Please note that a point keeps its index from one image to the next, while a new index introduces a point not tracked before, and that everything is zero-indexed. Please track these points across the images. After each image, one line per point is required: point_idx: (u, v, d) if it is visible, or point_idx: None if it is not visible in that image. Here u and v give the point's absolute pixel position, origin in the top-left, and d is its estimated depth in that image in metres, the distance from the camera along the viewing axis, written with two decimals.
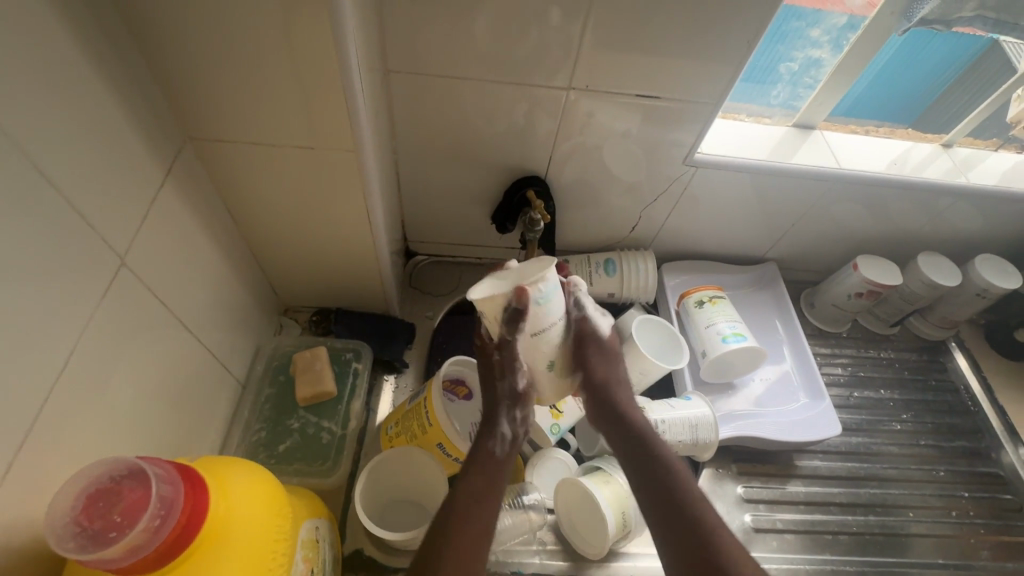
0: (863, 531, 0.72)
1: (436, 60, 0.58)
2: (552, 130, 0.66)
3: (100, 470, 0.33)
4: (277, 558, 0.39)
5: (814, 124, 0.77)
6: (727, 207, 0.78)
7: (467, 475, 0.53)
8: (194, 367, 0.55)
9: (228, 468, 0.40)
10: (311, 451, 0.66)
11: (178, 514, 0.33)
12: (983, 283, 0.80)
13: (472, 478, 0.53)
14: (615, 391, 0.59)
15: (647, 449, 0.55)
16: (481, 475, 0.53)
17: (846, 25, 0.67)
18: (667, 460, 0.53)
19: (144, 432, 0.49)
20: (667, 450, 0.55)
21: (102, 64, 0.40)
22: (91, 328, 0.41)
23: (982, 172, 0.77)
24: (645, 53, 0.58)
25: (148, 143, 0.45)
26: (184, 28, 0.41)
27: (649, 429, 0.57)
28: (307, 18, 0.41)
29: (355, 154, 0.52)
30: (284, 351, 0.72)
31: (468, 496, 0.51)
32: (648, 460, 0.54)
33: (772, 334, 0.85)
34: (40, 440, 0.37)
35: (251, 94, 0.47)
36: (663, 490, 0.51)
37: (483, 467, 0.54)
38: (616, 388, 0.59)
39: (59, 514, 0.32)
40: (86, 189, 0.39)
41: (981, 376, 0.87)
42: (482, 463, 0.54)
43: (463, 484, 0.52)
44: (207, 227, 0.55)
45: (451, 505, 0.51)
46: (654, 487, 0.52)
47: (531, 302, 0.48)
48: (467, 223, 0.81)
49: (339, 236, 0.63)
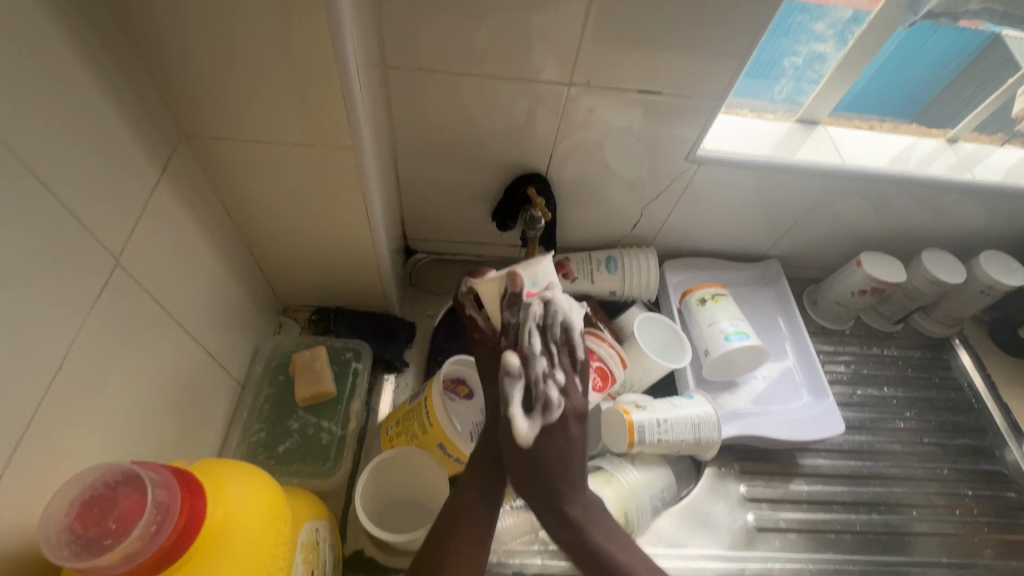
0: (866, 530, 0.72)
1: (434, 56, 0.57)
2: (553, 126, 0.66)
3: (94, 476, 0.32)
4: (277, 561, 0.38)
5: (818, 120, 0.76)
6: (730, 204, 0.77)
7: (471, 470, 0.55)
8: (192, 367, 0.55)
9: (226, 471, 0.39)
10: (311, 452, 0.65)
11: (174, 520, 0.33)
12: (987, 280, 0.79)
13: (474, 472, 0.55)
14: (554, 478, 0.54)
15: (593, 548, 0.53)
16: (486, 468, 0.56)
17: (850, 19, 0.67)
18: (613, 560, 0.53)
19: (142, 434, 0.48)
20: (613, 537, 0.54)
21: (94, 60, 0.39)
22: (86, 329, 0.40)
23: (987, 168, 0.76)
24: (647, 48, 0.57)
25: (143, 142, 0.45)
26: (179, 24, 0.41)
27: (592, 514, 0.55)
28: (303, 13, 0.40)
29: (353, 151, 0.52)
30: (284, 350, 0.72)
31: (467, 502, 0.54)
32: (596, 561, 0.53)
33: (774, 332, 0.85)
34: (35, 443, 0.37)
35: (247, 91, 0.46)
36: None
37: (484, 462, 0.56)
38: (552, 476, 0.54)
39: (53, 521, 0.31)
40: (80, 188, 0.39)
41: (985, 373, 0.86)
42: (484, 456, 0.56)
43: (459, 490, 0.54)
44: (204, 226, 0.55)
45: (451, 506, 0.53)
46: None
47: (525, 286, 0.56)
48: (467, 220, 0.80)
49: (338, 235, 0.63)
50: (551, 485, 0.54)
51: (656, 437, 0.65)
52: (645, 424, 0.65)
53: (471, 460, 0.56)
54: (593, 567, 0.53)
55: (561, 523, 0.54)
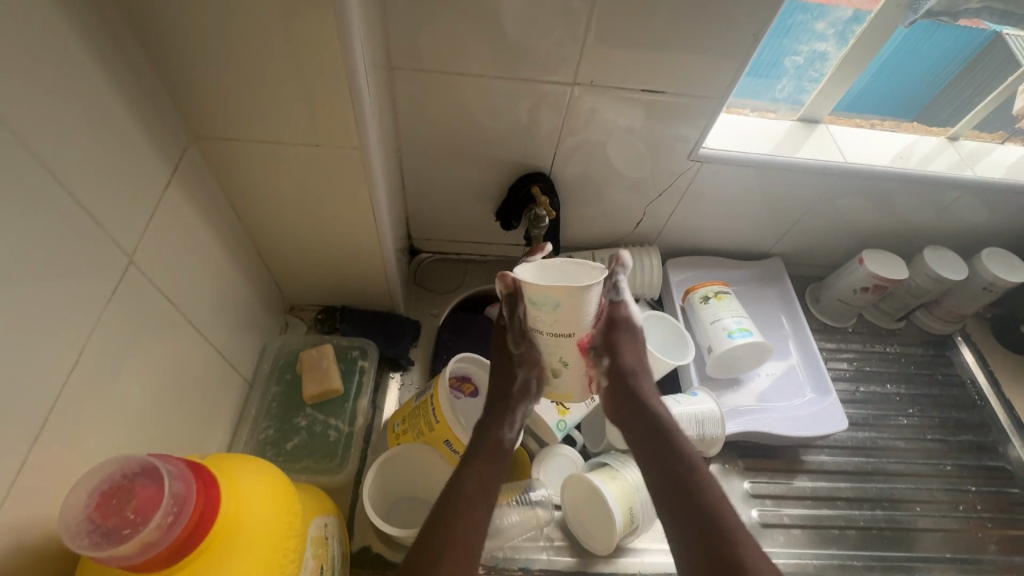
0: (870, 526, 0.72)
1: (439, 57, 0.58)
2: (557, 125, 0.66)
3: (112, 469, 0.33)
4: (288, 555, 0.39)
5: (819, 118, 0.77)
6: (732, 202, 0.78)
7: (471, 461, 0.56)
8: (201, 365, 0.56)
9: (238, 466, 0.40)
10: (318, 449, 0.66)
11: (189, 513, 0.33)
12: (989, 277, 0.79)
13: (477, 461, 0.56)
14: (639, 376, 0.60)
15: (672, 447, 0.55)
16: (487, 462, 0.56)
17: (851, 19, 0.67)
18: (691, 460, 0.54)
19: (153, 432, 0.49)
20: (691, 447, 0.56)
21: (107, 63, 0.40)
22: (99, 326, 0.41)
23: (988, 166, 0.77)
24: (650, 48, 0.57)
25: (154, 142, 0.45)
26: (190, 26, 0.41)
27: (673, 423, 0.58)
28: (312, 15, 0.41)
29: (360, 151, 0.52)
30: (291, 349, 0.72)
31: (465, 491, 0.53)
32: (671, 462, 0.54)
33: (777, 329, 0.85)
34: (50, 439, 0.37)
35: (256, 92, 0.47)
36: (683, 483, 0.52)
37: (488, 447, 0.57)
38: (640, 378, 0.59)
39: (73, 511, 0.32)
40: (93, 188, 0.39)
41: (988, 370, 0.86)
42: (488, 444, 0.58)
43: (456, 480, 0.54)
44: (213, 225, 0.55)
45: (449, 496, 0.53)
46: (671, 482, 0.53)
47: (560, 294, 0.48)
48: (471, 220, 0.81)
49: (344, 234, 0.63)
50: (634, 385, 0.59)
51: None
52: None
53: (470, 453, 0.56)
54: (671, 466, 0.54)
55: (646, 416, 0.58)
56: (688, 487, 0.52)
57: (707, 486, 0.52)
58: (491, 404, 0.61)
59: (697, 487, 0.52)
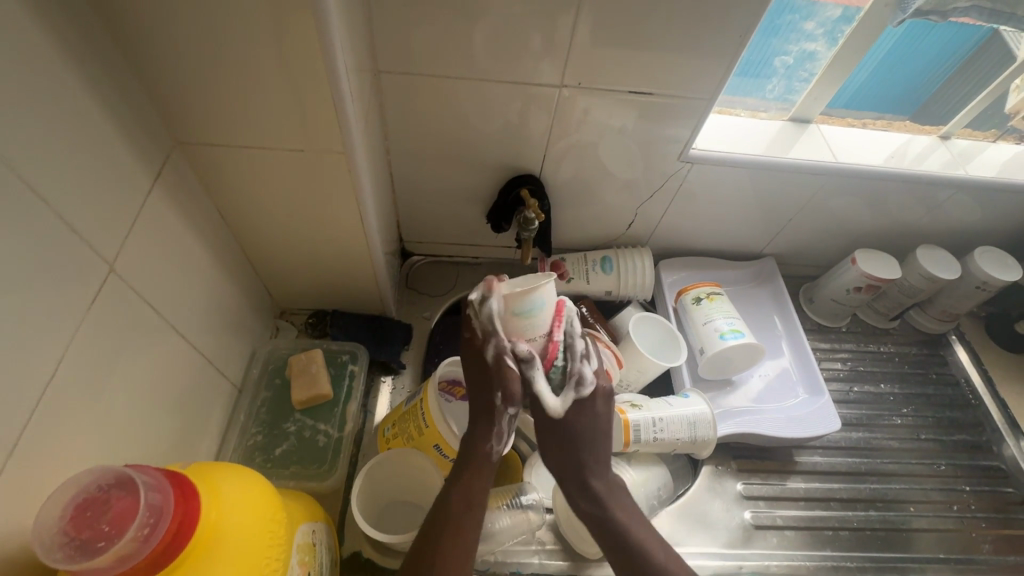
0: (864, 527, 0.72)
1: (426, 60, 0.58)
2: (546, 128, 0.66)
3: (89, 480, 0.33)
4: (272, 563, 0.39)
5: (810, 118, 0.76)
6: (723, 203, 0.78)
7: (457, 486, 0.53)
8: (189, 371, 0.55)
9: (220, 474, 0.40)
10: (307, 454, 0.66)
11: (167, 523, 0.33)
12: (982, 275, 0.79)
13: (465, 485, 0.53)
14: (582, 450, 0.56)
15: (610, 518, 0.55)
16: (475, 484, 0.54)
17: (840, 18, 0.67)
18: (628, 530, 0.55)
19: (139, 438, 0.48)
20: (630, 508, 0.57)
21: (84, 67, 0.39)
22: (82, 333, 0.41)
23: (980, 165, 0.76)
24: (638, 48, 0.57)
25: (135, 149, 0.45)
26: (168, 29, 0.41)
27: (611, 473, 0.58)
28: (292, 18, 0.40)
29: (344, 155, 0.52)
30: (281, 354, 0.72)
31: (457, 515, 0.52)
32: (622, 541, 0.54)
33: (770, 330, 0.85)
34: (30, 448, 0.37)
35: (239, 95, 0.46)
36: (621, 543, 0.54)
37: (472, 468, 0.54)
38: (580, 448, 0.56)
39: (47, 523, 0.31)
40: (73, 195, 0.39)
41: (982, 368, 0.86)
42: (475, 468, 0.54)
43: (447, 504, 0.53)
44: (199, 231, 0.55)
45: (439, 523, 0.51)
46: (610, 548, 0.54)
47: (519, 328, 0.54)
48: (462, 222, 0.81)
49: (331, 238, 0.63)
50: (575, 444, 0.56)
51: (652, 436, 0.66)
52: (641, 423, 0.65)
53: (456, 476, 0.54)
54: (614, 540, 0.54)
55: (583, 492, 0.56)
56: (631, 552, 0.53)
57: (648, 549, 0.53)
58: (476, 420, 0.56)
59: (641, 561, 0.53)
